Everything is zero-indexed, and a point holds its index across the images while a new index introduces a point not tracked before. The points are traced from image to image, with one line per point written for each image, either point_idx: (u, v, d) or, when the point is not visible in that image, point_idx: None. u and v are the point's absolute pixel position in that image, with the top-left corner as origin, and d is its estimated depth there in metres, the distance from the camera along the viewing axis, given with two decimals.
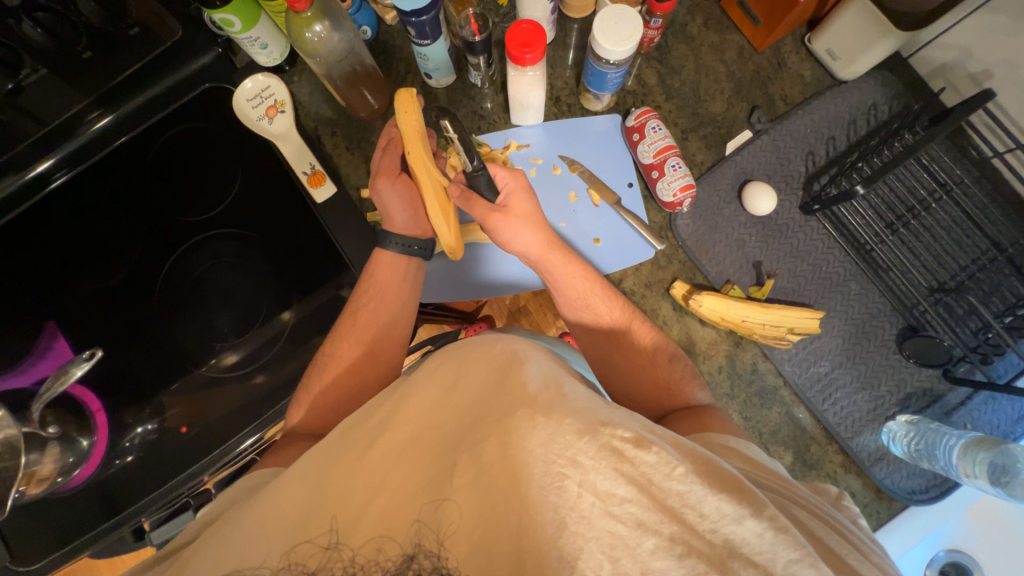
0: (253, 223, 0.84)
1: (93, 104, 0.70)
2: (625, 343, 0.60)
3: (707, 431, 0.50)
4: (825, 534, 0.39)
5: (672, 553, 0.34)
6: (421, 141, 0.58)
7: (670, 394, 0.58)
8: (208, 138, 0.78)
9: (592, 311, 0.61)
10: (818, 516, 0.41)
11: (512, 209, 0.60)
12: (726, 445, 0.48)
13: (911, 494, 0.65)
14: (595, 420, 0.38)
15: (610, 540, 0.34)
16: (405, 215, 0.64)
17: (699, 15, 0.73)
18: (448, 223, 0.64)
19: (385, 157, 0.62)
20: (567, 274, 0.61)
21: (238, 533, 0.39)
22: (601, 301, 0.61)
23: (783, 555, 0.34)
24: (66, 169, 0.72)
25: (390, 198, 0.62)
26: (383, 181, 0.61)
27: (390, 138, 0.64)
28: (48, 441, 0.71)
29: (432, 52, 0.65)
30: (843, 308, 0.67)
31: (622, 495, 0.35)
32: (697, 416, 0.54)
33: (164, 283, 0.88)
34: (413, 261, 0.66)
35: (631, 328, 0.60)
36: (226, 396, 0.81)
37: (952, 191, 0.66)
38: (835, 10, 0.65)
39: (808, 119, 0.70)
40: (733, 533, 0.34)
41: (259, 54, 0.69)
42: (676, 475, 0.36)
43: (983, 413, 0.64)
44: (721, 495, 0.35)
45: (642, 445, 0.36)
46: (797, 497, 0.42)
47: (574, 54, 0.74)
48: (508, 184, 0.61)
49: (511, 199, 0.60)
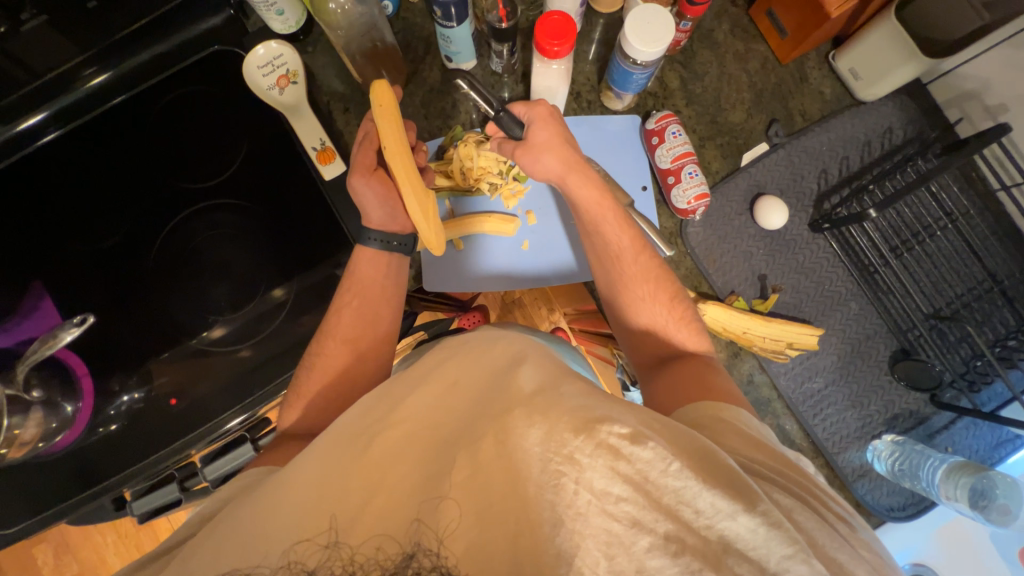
0: (253, 196, 0.82)
1: (90, 60, 0.68)
2: (629, 303, 0.59)
3: (704, 399, 0.49)
4: (810, 523, 0.37)
5: (666, 551, 0.33)
6: (399, 133, 0.53)
7: (663, 334, 0.58)
8: (211, 103, 0.75)
9: (601, 236, 0.61)
10: (809, 505, 0.39)
11: (531, 141, 0.61)
12: (718, 417, 0.47)
13: (889, 511, 0.68)
14: (592, 417, 0.37)
15: (606, 538, 0.33)
16: (383, 211, 0.61)
17: (726, 21, 0.72)
18: (429, 221, 0.58)
19: (361, 151, 0.60)
20: (587, 197, 0.61)
21: (239, 526, 0.39)
22: (614, 226, 0.60)
23: (777, 551, 0.33)
24: (56, 126, 0.69)
25: (365, 194, 0.59)
26: (357, 178, 0.58)
27: (366, 132, 0.61)
28: (32, 406, 0.68)
29: (456, 35, 0.63)
30: (841, 327, 0.69)
31: (618, 493, 0.34)
32: (689, 367, 0.54)
33: (162, 251, 0.87)
34: (394, 257, 0.64)
35: (627, 280, 0.59)
36: (214, 368, 0.79)
37: (957, 221, 0.67)
38: (863, 30, 0.65)
39: (824, 137, 0.71)
40: (727, 528, 0.33)
41: (274, 20, 0.66)
42: (671, 470, 0.35)
43: (963, 437, 0.67)
44: (716, 491, 0.34)
45: (638, 441, 0.36)
46: (784, 483, 0.40)
47: (597, 49, 0.73)
48: (530, 116, 0.62)
49: (537, 126, 0.61)
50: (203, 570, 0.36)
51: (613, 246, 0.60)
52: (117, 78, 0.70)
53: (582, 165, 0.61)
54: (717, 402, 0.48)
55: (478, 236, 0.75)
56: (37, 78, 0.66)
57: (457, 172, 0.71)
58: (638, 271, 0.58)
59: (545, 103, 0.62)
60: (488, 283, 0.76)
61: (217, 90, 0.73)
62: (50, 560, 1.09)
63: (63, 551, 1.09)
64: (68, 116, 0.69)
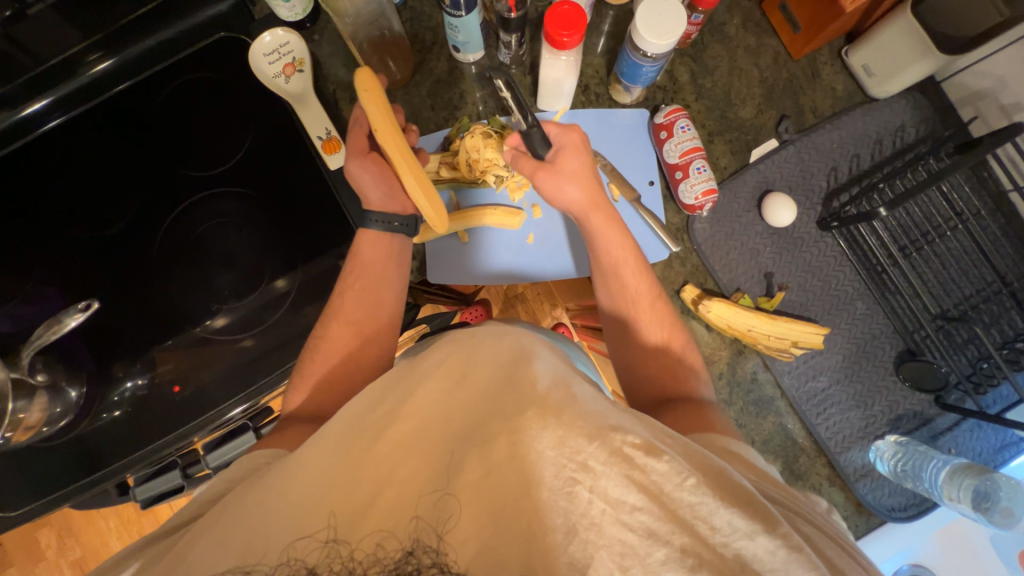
0: (258, 182, 0.81)
1: (93, 47, 0.68)
2: (631, 326, 0.58)
3: (708, 430, 0.48)
4: (832, 552, 0.37)
5: (683, 565, 0.33)
6: (380, 106, 0.52)
7: (677, 377, 0.56)
8: (222, 88, 0.75)
9: (619, 279, 0.58)
10: (826, 531, 0.39)
11: (559, 165, 0.58)
12: (726, 448, 0.46)
13: (890, 511, 0.67)
14: (604, 425, 0.36)
15: (621, 549, 0.33)
16: (381, 191, 0.61)
17: (737, 14, 0.71)
18: (429, 199, 0.58)
19: (352, 137, 0.60)
20: (605, 232, 0.58)
21: (242, 515, 0.39)
22: (631, 272, 0.58)
23: (795, 574, 0.33)
24: (62, 111, 0.71)
25: (362, 176, 0.60)
26: (352, 161, 0.59)
27: (356, 118, 0.61)
28: (37, 390, 0.67)
29: (464, 25, 0.62)
30: (847, 326, 0.68)
31: (633, 503, 0.34)
32: (700, 409, 0.53)
33: (164, 238, 0.84)
34: (397, 239, 0.64)
35: (630, 316, 0.58)
36: (218, 356, 0.79)
37: (967, 222, 0.67)
38: (877, 26, 0.64)
39: (836, 134, 0.70)
40: (744, 548, 0.33)
41: (281, 7, 0.65)
42: (687, 485, 0.35)
43: (967, 439, 0.67)
44: (733, 508, 0.34)
45: (652, 452, 0.35)
46: (793, 505, 0.40)
47: (606, 41, 0.72)
48: (560, 140, 0.59)
49: (562, 155, 0.58)
50: (210, 556, 0.37)
51: (630, 289, 0.58)
52: (120, 65, 0.70)
53: (604, 202, 0.58)
54: (722, 435, 0.48)
55: (483, 229, 0.74)
56: (42, 65, 0.67)
57: (463, 164, 0.70)
58: (655, 338, 0.57)
59: (578, 132, 0.60)
60: (490, 279, 0.76)
61: (226, 76, 0.73)
62: (53, 543, 1.11)
63: (66, 534, 1.10)
64: (72, 103, 0.71)
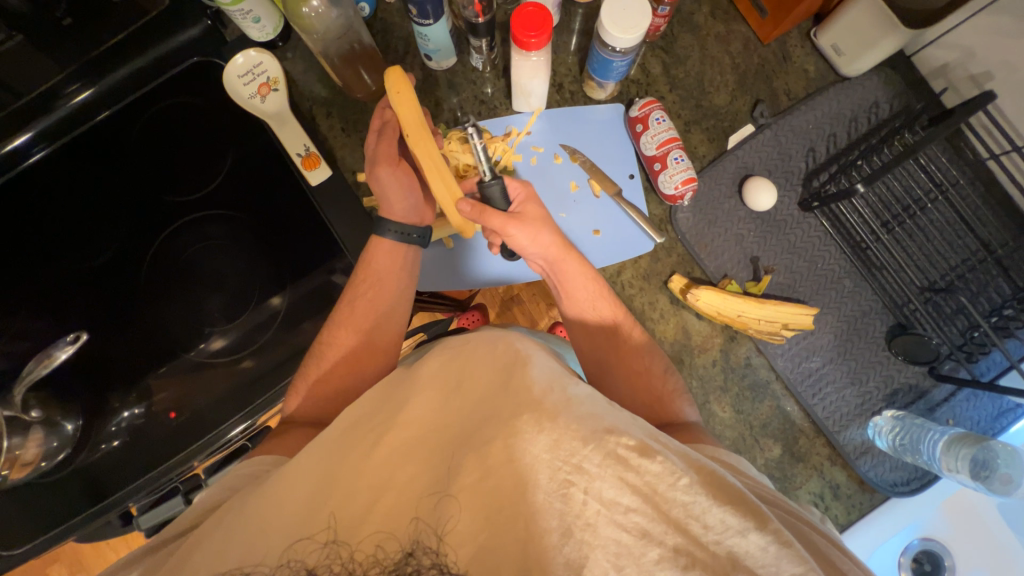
0: (237, 203, 0.83)
1: (70, 78, 0.66)
2: (616, 332, 0.59)
3: (701, 443, 0.50)
4: (817, 539, 0.38)
5: (676, 564, 0.33)
6: (418, 117, 0.55)
7: (661, 404, 0.56)
8: (198, 112, 0.74)
9: (596, 312, 0.60)
10: (813, 526, 0.40)
11: (525, 214, 0.57)
12: (716, 457, 0.47)
13: (893, 486, 0.67)
14: (600, 428, 0.37)
15: (615, 549, 0.33)
16: (405, 200, 0.62)
17: (706, 4, 0.72)
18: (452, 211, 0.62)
19: (382, 141, 0.59)
20: (576, 274, 0.60)
21: (239, 527, 0.38)
22: (605, 303, 0.60)
23: (786, 569, 0.32)
24: (43, 147, 0.69)
25: (390, 183, 0.59)
26: (384, 168, 0.58)
27: (384, 121, 0.60)
28: (31, 425, 0.70)
29: (434, 33, 0.62)
30: (837, 305, 0.69)
31: (626, 504, 0.34)
32: (690, 435, 0.52)
33: (152, 265, 0.88)
34: (412, 249, 0.64)
35: (618, 322, 0.59)
36: (212, 381, 0.82)
37: (948, 193, 0.67)
38: (843, 5, 0.65)
39: (810, 115, 0.70)
40: (736, 545, 0.33)
41: (250, 28, 0.66)
42: (681, 485, 0.35)
43: (964, 409, 0.67)
44: (726, 507, 0.34)
45: (646, 454, 0.36)
46: (782, 505, 0.41)
47: (577, 39, 0.73)
48: (518, 195, 0.59)
49: (525, 207, 0.59)
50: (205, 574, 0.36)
51: (600, 325, 0.60)
52: (101, 94, 0.69)
53: (570, 246, 0.59)
54: (710, 446, 0.49)
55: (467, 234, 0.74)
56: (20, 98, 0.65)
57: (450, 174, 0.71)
58: (637, 340, 0.59)
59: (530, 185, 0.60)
60: (479, 285, 0.76)
61: (207, 100, 0.72)
62: None
63: (77, 570, 1.10)
64: (54, 134, 0.69)
